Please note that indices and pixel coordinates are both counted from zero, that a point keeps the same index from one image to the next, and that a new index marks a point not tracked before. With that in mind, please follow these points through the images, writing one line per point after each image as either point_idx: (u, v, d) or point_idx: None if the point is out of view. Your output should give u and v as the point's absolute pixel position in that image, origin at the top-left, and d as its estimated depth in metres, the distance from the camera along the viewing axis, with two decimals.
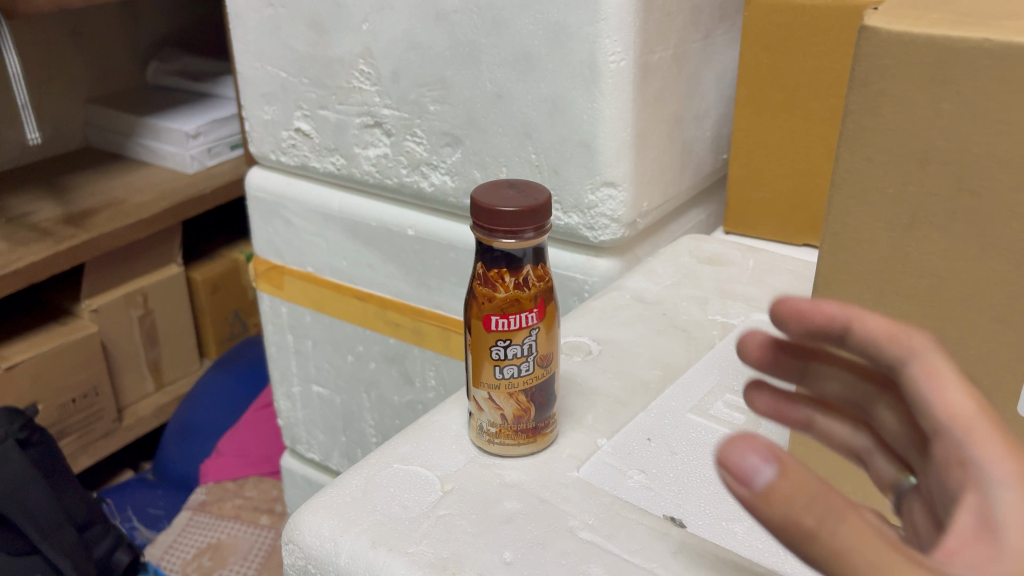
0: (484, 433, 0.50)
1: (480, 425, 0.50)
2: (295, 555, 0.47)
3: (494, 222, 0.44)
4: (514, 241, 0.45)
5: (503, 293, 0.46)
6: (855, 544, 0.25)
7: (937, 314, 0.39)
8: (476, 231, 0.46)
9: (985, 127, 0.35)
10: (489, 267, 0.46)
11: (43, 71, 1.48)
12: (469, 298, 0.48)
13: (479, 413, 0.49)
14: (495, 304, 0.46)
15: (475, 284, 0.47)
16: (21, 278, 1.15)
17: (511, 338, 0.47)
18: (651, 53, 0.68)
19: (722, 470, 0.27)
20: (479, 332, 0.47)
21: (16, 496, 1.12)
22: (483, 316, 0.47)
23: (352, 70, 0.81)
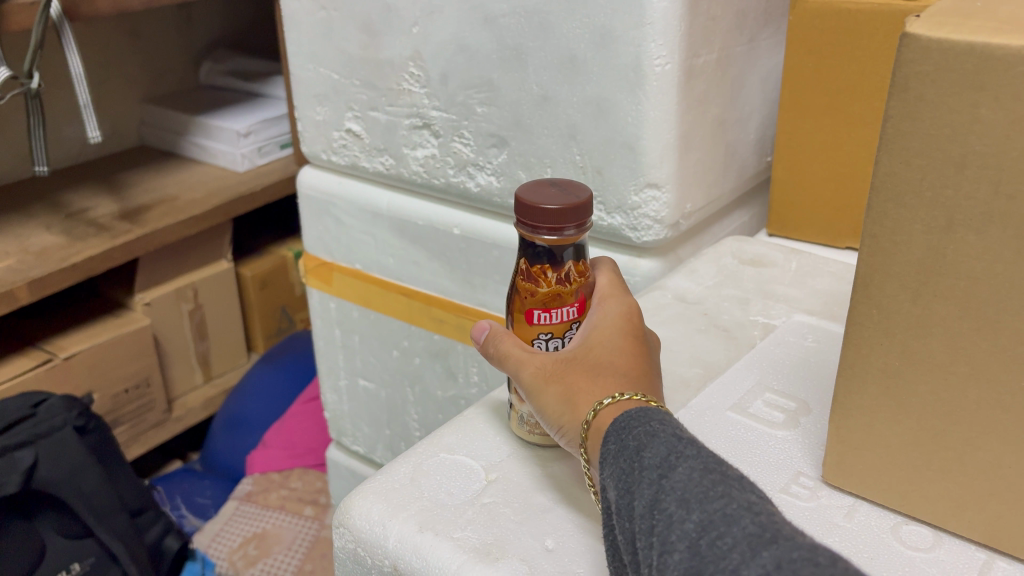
0: (525, 424, 0.51)
1: (521, 417, 0.51)
2: (345, 538, 0.49)
3: (540, 220, 0.46)
4: (557, 238, 0.47)
5: (547, 288, 0.48)
6: (499, 343, 0.49)
7: (973, 315, 0.40)
8: (520, 228, 0.47)
9: (1022, 132, 0.36)
10: (531, 263, 0.48)
11: (102, 71, 1.53)
12: (511, 294, 0.50)
13: (522, 404, 0.51)
14: (538, 299, 0.49)
15: (518, 279, 0.49)
16: (80, 271, 1.20)
17: (554, 332, 0.49)
18: (695, 56, 0.69)
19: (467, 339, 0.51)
20: (522, 325, 0.50)
21: (73, 480, 1.16)
22: (527, 311, 0.49)
23: (402, 72, 0.83)
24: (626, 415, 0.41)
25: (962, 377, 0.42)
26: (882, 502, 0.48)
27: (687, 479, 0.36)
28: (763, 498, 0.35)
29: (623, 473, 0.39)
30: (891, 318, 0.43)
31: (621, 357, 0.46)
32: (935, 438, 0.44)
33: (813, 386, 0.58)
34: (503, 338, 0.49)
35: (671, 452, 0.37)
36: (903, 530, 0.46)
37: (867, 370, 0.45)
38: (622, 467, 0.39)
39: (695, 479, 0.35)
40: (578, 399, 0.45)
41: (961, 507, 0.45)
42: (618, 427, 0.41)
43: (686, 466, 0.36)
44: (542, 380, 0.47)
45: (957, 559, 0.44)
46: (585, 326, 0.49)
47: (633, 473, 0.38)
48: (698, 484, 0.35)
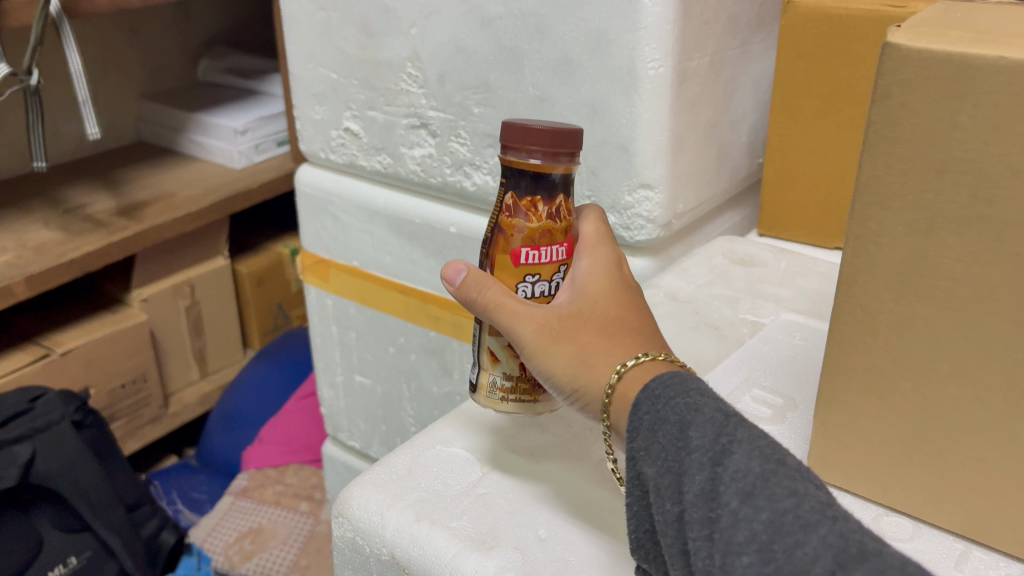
0: (499, 391, 0.52)
1: (494, 382, 0.52)
2: (344, 528, 0.50)
3: (534, 141, 0.47)
4: (549, 165, 0.48)
5: (537, 225, 0.49)
6: (492, 295, 0.48)
7: (953, 314, 0.42)
8: (513, 156, 0.48)
9: (999, 139, 0.37)
10: (521, 198, 0.49)
11: (101, 67, 1.54)
12: (496, 235, 0.50)
13: (492, 370, 0.52)
14: (529, 237, 0.49)
15: (504, 217, 0.49)
16: (77, 267, 1.21)
17: (541, 274, 0.50)
18: (689, 60, 0.71)
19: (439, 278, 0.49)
20: (508, 267, 0.50)
21: (71, 474, 1.18)
22: (516, 249, 0.49)
23: (401, 72, 0.85)
24: (660, 383, 0.42)
25: (943, 375, 0.43)
26: (864, 495, 0.49)
27: (743, 468, 0.37)
28: (822, 489, 0.36)
29: (668, 453, 0.39)
30: (874, 317, 0.44)
31: (622, 313, 0.48)
32: (917, 433, 0.45)
33: (799, 381, 0.59)
34: (493, 285, 0.48)
35: (721, 437, 0.38)
36: (885, 521, 0.48)
37: (850, 367, 0.46)
38: (667, 447, 0.40)
39: (751, 468, 0.36)
40: (597, 360, 0.46)
41: (940, 500, 0.46)
42: (653, 400, 0.42)
43: (741, 453, 0.37)
44: (552, 338, 0.47)
45: (936, 549, 0.46)
46: (576, 280, 0.50)
47: (680, 456, 0.39)
48: (757, 474, 0.36)
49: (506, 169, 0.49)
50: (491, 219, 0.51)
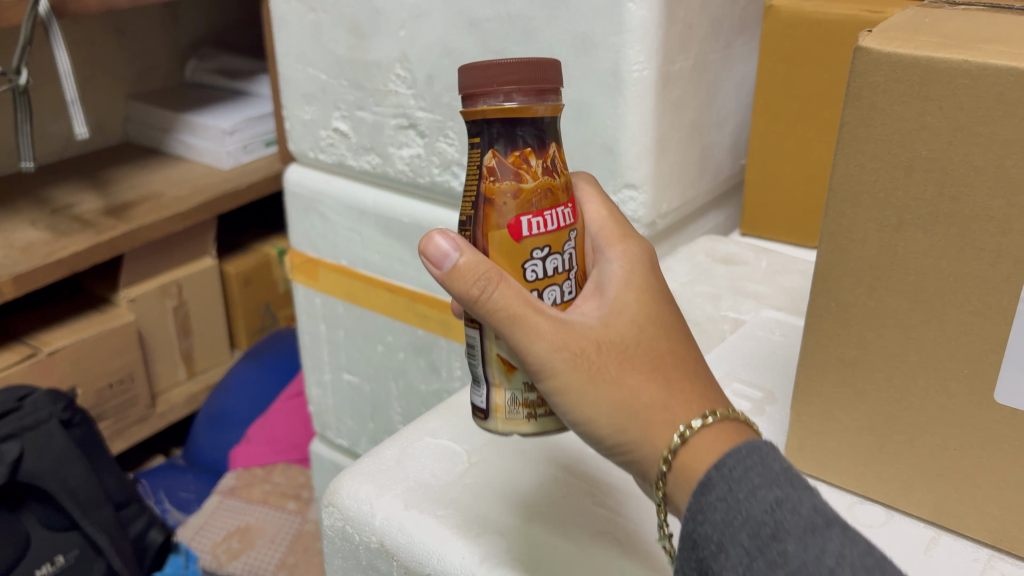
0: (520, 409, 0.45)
1: (512, 399, 0.45)
2: (333, 517, 0.51)
3: (504, 76, 0.40)
4: (529, 106, 0.41)
5: (532, 182, 0.42)
6: (504, 302, 0.40)
7: (921, 308, 0.43)
8: (487, 100, 0.41)
9: (964, 139, 0.39)
10: (507, 154, 0.42)
11: (89, 68, 1.54)
12: (482, 205, 0.43)
13: (510, 386, 0.45)
14: (527, 202, 0.42)
15: (492, 181, 0.42)
16: (65, 266, 1.21)
17: (552, 246, 0.43)
18: (672, 62, 0.72)
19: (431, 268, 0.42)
20: (513, 243, 0.42)
21: (59, 472, 1.18)
22: (516, 220, 0.42)
23: (389, 73, 0.86)
24: (748, 476, 0.38)
25: (913, 366, 0.45)
26: (839, 483, 0.51)
27: None
28: None
29: (755, 559, 0.36)
30: (847, 311, 0.46)
31: (665, 339, 0.43)
32: (889, 422, 0.47)
33: (778, 375, 0.61)
34: (504, 287, 0.41)
35: (823, 554, 0.35)
36: (858, 508, 0.50)
37: (825, 359, 0.48)
38: (754, 552, 0.36)
39: None
40: (652, 413, 0.41)
41: (911, 487, 0.48)
42: (740, 490, 0.38)
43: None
44: (592, 374, 0.41)
45: (906, 535, 0.48)
46: (607, 289, 0.44)
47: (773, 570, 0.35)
48: None
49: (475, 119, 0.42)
50: (468, 190, 0.44)
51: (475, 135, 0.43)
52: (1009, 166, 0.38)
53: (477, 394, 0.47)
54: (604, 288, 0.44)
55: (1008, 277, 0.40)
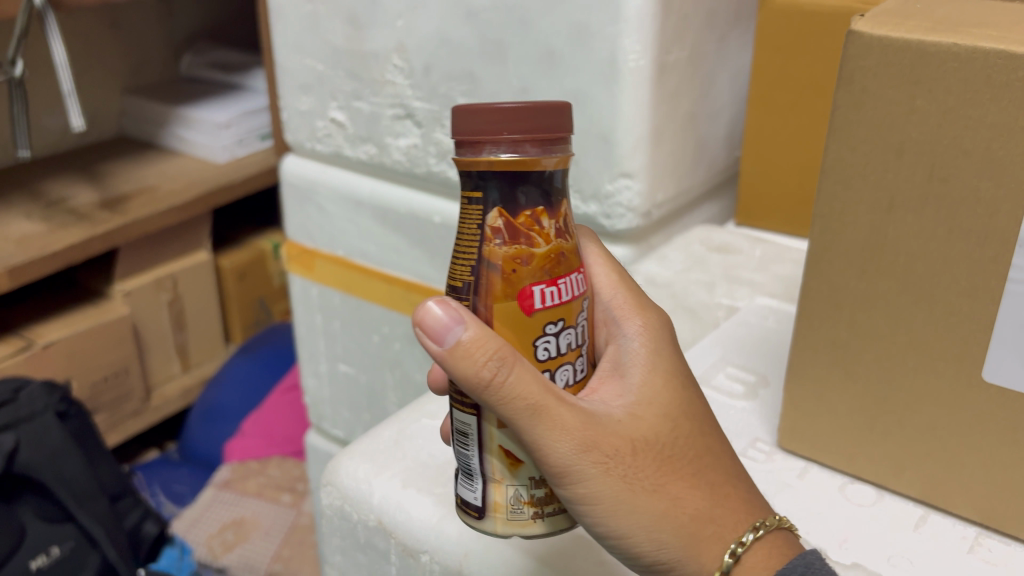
0: (524, 508, 0.42)
1: (516, 496, 0.42)
2: (333, 495, 0.57)
3: (509, 124, 0.37)
4: (536, 160, 0.38)
5: (543, 247, 0.39)
6: (519, 387, 0.38)
7: (911, 289, 0.45)
8: (495, 150, 0.38)
9: (953, 121, 0.40)
10: (514, 216, 0.39)
11: (84, 61, 1.54)
12: (486, 275, 0.39)
13: (513, 481, 0.42)
14: (539, 269, 0.39)
15: (499, 247, 0.39)
16: (60, 259, 1.21)
17: (565, 320, 0.41)
18: (668, 52, 0.73)
19: (434, 341, 0.39)
20: (525, 315, 0.39)
21: (54, 464, 1.18)
22: (526, 290, 0.39)
23: (387, 63, 0.86)
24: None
25: (903, 346, 0.46)
26: (830, 464, 0.53)
27: None
28: None
29: None
30: (839, 292, 0.47)
31: (694, 439, 0.44)
32: (879, 402, 0.49)
33: (771, 362, 0.63)
34: (519, 370, 0.38)
35: None
36: (850, 488, 0.52)
37: (816, 341, 0.49)
38: None
39: None
40: (698, 524, 0.41)
41: (901, 467, 0.50)
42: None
43: None
44: (630, 480, 0.40)
45: (897, 514, 0.50)
46: (631, 380, 0.44)
47: None
48: None
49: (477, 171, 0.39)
50: (465, 251, 0.40)
51: (477, 189, 0.40)
52: (996, 148, 0.39)
53: (468, 488, 0.44)
54: (628, 378, 0.44)
55: (995, 258, 0.41)
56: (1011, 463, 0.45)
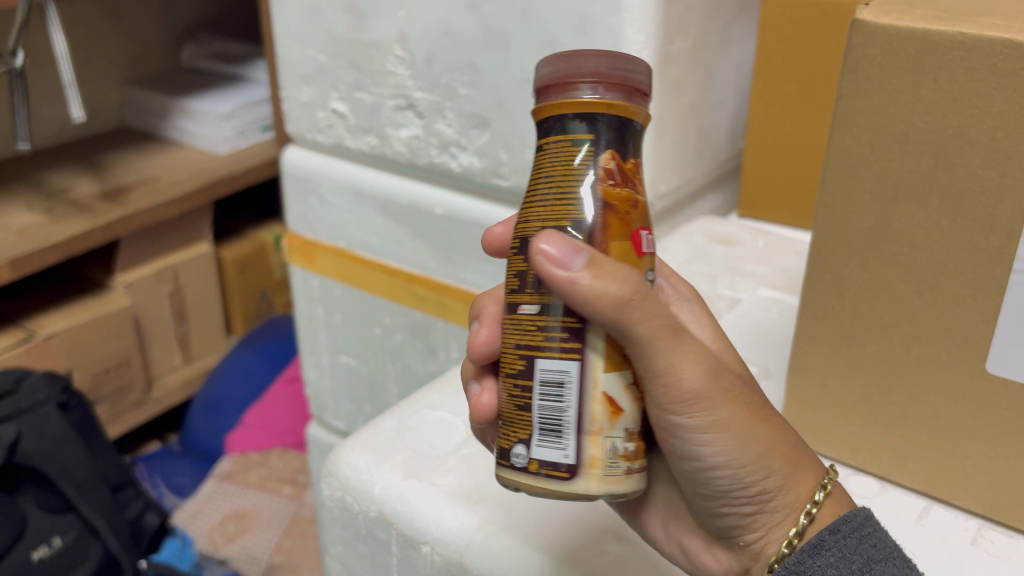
0: (619, 463, 0.38)
1: (611, 449, 0.38)
2: (333, 486, 0.58)
3: (607, 66, 0.36)
4: (630, 105, 0.37)
5: (641, 194, 0.39)
6: (656, 311, 0.37)
7: (915, 280, 0.44)
8: (595, 95, 0.37)
9: (957, 111, 0.40)
10: (626, 159, 0.37)
11: (85, 52, 1.53)
12: (598, 215, 0.37)
13: (610, 432, 0.38)
14: (642, 215, 0.39)
15: (611, 189, 0.37)
16: (60, 250, 1.21)
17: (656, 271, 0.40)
18: (671, 43, 0.73)
19: (560, 267, 0.36)
20: (634, 258, 0.38)
21: (56, 454, 1.18)
22: (636, 232, 0.38)
23: (388, 54, 0.86)
24: (862, 545, 0.42)
25: (906, 337, 0.46)
26: (833, 456, 0.53)
27: None
28: None
29: None
30: (842, 283, 0.47)
31: None
32: (882, 394, 0.48)
33: (774, 353, 0.63)
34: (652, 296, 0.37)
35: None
36: (851, 480, 0.52)
37: (820, 332, 0.49)
38: None
39: None
40: (798, 452, 0.43)
41: (904, 458, 0.50)
42: (858, 558, 0.41)
43: None
44: (747, 406, 0.42)
45: (898, 506, 0.50)
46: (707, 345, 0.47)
47: None
48: None
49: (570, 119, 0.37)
50: (563, 195, 0.37)
51: (566, 138, 0.37)
52: (1001, 137, 0.39)
53: (551, 446, 0.38)
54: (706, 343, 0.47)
55: (999, 248, 0.41)
56: (1014, 455, 0.45)
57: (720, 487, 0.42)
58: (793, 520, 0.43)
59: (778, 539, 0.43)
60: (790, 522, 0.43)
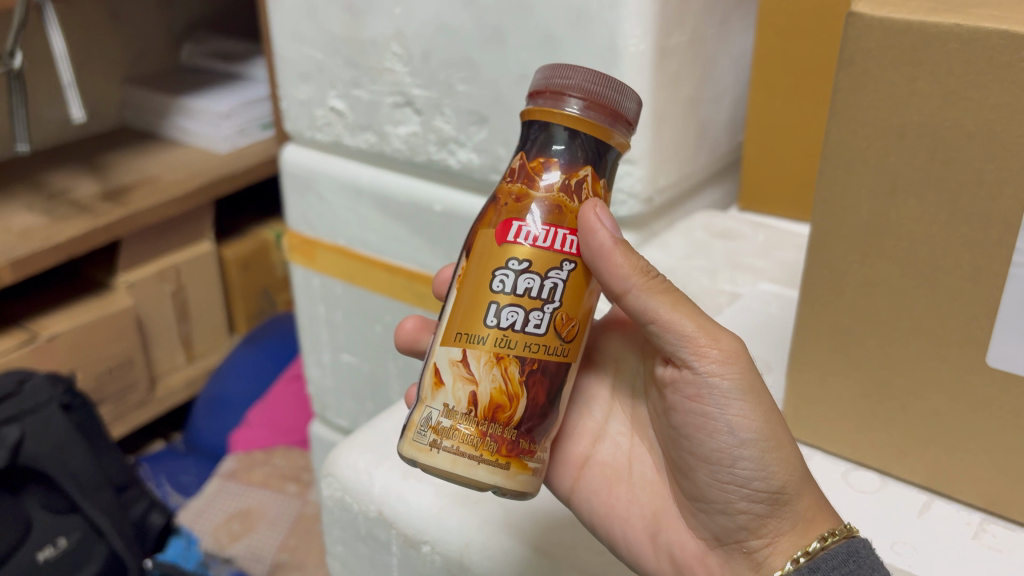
0: (427, 435, 0.43)
1: (427, 419, 0.43)
2: (333, 486, 0.58)
3: (593, 84, 0.42)
4: (608, 128, 0.42)
5: (536, 191, 0.42)
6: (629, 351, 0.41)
7: (914, 274, 0.44)
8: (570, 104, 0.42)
9: (954, 103, 0.40)
10: (530, 159, 0.43)
11: (84, 52, 1.53)
12: (488, 202, 0.45)
13: (430, 404, 0.44)
14: (525, 207, 0.43)
15: (510, 182, 0.44)
16: (62, 251, 1.21)
17: (530, 263, 0.42)
18: (669, 36, 0.72)
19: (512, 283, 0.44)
20: (492, 248, 0.43)
21: (60, 455, 1.18)
22: (506, 221, 0.43)
23: (385, 50, 0.86)
24: None
25: (905, 332, 0.46)
26: (833, 451, 0.53)
27: None
28: None
29: None
30: (840, 277, 0.47)
31: None
32: (882, 388, 0.48)
33: (774, 348, 0.63)
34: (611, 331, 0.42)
35: None
36: (853, 475, 0.52)
37: (818, 327, 0.49)
38: None
39: None
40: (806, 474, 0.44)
41: (904, 454, 0.50)
42: None
43: None
44: (772, 405, 0.44)
45: (900, 501, 0.50)
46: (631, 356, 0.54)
47: None
48: None
49: (555, 120, 0.42)
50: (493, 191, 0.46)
51: (547, 137, 0.43)
52: (999, 129, 0.39)
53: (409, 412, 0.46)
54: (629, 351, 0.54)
55: (998, 242, 0.41)
56: (1016, 449, 0.45)
57: (742, 480, 0.43)
58: (804, 538, 0.43)
59: (785, 550, 0.43)
60: (802, 540, 0.43)
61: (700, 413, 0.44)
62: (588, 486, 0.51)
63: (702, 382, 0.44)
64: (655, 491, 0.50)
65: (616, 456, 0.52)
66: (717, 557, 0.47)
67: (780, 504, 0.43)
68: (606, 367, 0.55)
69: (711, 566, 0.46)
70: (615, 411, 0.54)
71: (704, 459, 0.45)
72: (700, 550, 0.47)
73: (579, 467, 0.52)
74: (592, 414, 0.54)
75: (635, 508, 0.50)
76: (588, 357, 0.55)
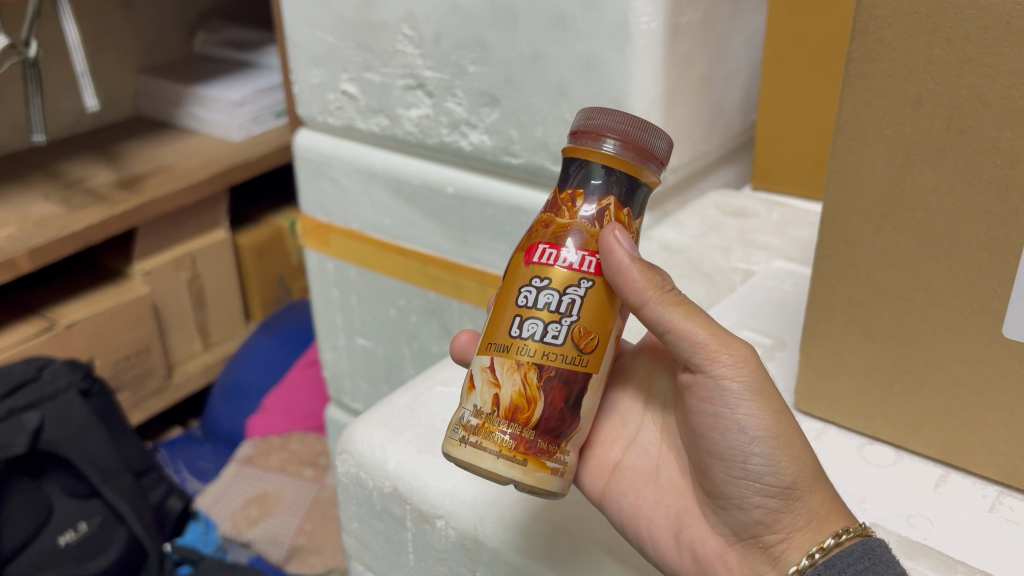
0: (457, 433, 0.43)
1: (460, 419, 0.44)
2: (348, 463, 0.58)
3: (628, 126, 0.42)
4: (640, 165, 0.43)
5: (563, 219, 0.43)
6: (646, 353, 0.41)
7: (929, 246, 0.44)
8: (604, 146, 0.42)
9: (971, 70, 0.39)
10: (561, 190, 0.44)
11: (98, 41, 1.53)
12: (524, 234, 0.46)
13: (464, 406, 0.44)
14: (552, 232, 0.43)
15: (544, 213, 0.45)
16: (78, 238, 1.22)
17: (551, 281, 0.42)
18: (680, 15, 0.72)
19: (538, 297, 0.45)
20: (520, 267, 0.44)
21: (79, 441, 1.19)
22: (533, 245, 0.44)
23: (397, 33, 0.85)
24: None
25: (921, 304, 0.46)
26: (848, 426, 0.53)
27: None
28: None
29: None
30: (855, 251, 0.47)
31: None
32: (898, 362, 0.48)
33: (789, 326, 0.63)
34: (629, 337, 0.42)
35: None
36: (867, 449, 0.52)
37: (833, 301, 0.49)
38: None
39: None
40: (819, 469, 0.44)
41: (921, 428, 0.49)
42: None
43: None
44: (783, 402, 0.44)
45: (916, 475, 0.50)
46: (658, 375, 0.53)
47: None
48: None
49: (593, 159, 0.43)
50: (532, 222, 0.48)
51: (585, 175, 0.43)
52: (1016, 97, 0.38)
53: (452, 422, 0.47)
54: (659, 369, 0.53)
55: (1016, 211, 0.40)
56: None
57: (755, 474, 0.43)
58: (818, 534, 0.43)
59: (800, 546, 0.43)
60: (817, 536, 0.43)
61: (712, 413, 0.44)
62: (618, 487, 0.49)
63: (713, 383, 0.43)
64: (679, 492, 0.48)
65: (645, 460, 0.50)
66: (736, 553, 0.45)
67: (794, 499, 0.43)
68: (635, 383, 0.54)
69: (731, 563, 0.45)
70: (647, 421, 0.52)
71: (718, 456, 0.44)
72: (720, 547, 0.46)
73: (609, 470, 0.49)
74: (624, 422, 0.52)
75: (658, 508, 0.48)
76: (620, 373, 0.54)
